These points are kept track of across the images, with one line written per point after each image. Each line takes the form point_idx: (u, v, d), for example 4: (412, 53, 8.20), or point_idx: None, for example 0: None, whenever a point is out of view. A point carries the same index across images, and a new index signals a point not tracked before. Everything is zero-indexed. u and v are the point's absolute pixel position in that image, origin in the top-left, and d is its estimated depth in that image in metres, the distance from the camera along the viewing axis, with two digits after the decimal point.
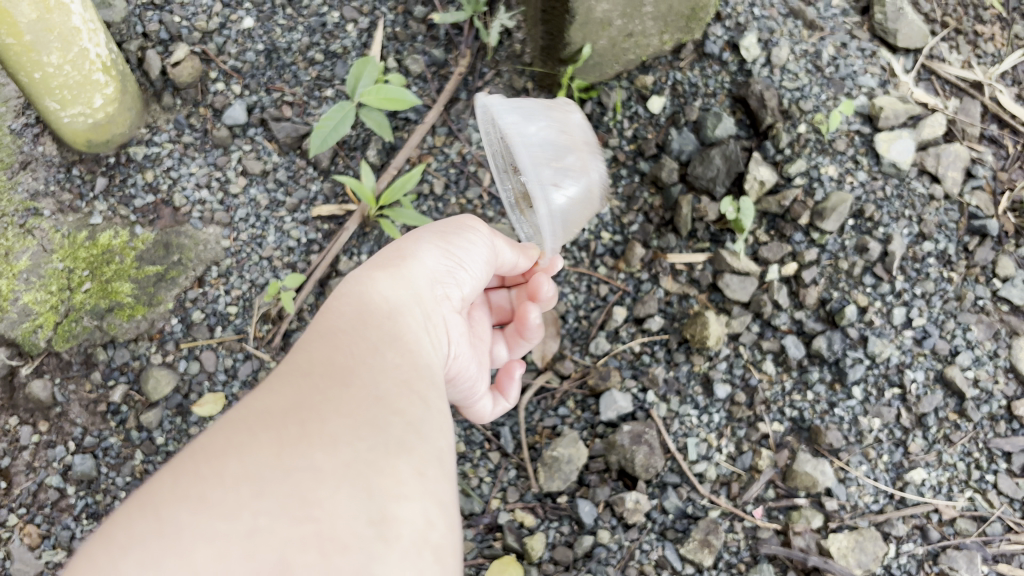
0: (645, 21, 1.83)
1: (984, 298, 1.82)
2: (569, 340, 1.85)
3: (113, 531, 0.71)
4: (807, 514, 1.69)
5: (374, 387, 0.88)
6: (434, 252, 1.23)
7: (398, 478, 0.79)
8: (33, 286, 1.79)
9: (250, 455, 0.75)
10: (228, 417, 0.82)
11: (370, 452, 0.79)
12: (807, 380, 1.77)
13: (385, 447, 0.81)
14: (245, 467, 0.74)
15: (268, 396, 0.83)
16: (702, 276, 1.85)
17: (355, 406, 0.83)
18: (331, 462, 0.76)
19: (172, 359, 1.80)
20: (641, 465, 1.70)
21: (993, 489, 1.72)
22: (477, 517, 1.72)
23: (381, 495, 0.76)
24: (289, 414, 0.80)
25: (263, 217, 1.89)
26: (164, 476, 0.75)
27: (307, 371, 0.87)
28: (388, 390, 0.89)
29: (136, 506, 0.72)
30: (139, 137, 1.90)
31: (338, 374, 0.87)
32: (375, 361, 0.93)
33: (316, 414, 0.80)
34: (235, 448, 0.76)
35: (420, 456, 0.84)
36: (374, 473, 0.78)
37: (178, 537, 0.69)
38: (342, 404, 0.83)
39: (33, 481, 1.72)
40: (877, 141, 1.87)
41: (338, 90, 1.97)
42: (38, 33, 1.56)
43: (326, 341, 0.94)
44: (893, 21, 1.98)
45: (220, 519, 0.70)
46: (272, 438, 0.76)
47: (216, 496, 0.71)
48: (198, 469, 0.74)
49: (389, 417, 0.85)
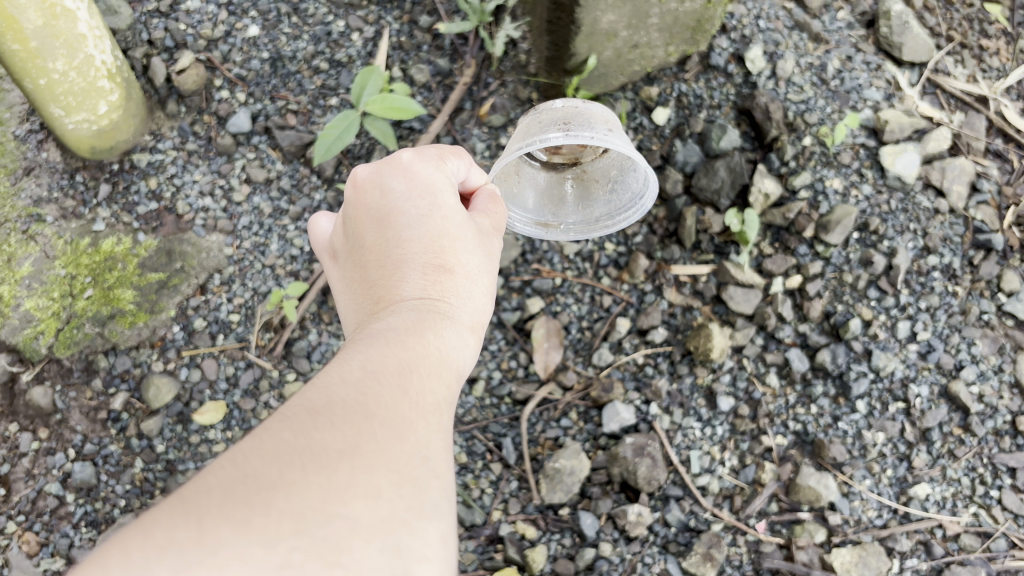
0: (650, 32, 1.83)
1: (989, 313, 1.81)
2: (573, 351, 1.84)
3: (151, 527, 0.67)
4: (811, 528, 1.68)
5: (424, 444, 0.88)
6: (491, 302, 1.21)
7: (427, 542, 0.79)
8: (34, 293, 1.78)
9: (299, 488, 0.73)
10: (276, 434, 0.80)
11: (407, 511, 0.79)
12: (811, 394, 1.77)
13: (421, 507, 0.81)
14: (294, 502, 0.72)
15: (326, 422, 0.82)
16: (706, 288, 1.84)
17: (404, 461, 0.83)
18: (372, 514, 0.76)
19: (173, 367, 1.79)
20: (644, 477, 1.69)
21: (997, 505, 1.71)
22: (478, 529, 1.71)
23: (410, 556, 0.77)
24: (343, 453, 0.79)
25: (266, 225, 1.89)
26: (208, 485, 0.72)
27: (366, 409, 0.86)
28: (433, 449, 0.89)
29: (177, 506, 0.69)
30: (142, 144, 1.90)
31: (393, 422, 0.87)
32: (430, 416, 0.93)
33: (367, 461, 0.80)
34: (285, 478, 0.74)
35: (446, 522, 0.84)
36: (406, 531, 0.78)
37: (216, 553, 0.66)
38: (394, 457, 0.83)
39: (32, 488, 1.72)
40: (882, 154, 1.86)
41: (342, 99, 1.97)
42: (45, 39, 1.55)
43: (389, 377, 0.93)
44: (898, 34, 1.98)
45: (259, 545, 0.68)
46: (326, 477, 0.75)
47: (259, 520, 0.69)
48: (245, 490, 0.72)
49: (430, 477, 0.85)
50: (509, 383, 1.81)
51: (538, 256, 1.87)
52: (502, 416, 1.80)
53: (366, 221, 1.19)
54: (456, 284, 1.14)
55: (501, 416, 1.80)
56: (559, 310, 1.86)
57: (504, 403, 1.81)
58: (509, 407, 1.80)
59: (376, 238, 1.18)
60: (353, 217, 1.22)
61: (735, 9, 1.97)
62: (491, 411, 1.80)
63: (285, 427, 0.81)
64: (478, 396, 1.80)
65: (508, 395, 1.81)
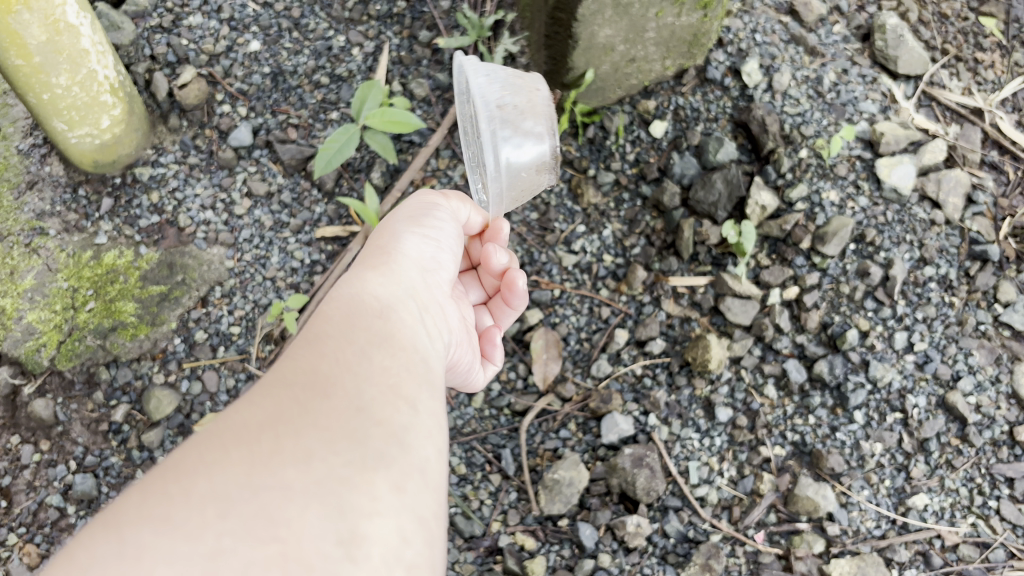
0: (647, 46, 1.85)
1: (985, 323, 1.82)
2: (571, 362, 1.85)
3: (75, 553, 0.66)
4: (809, 539, 1.69)
5: (357, 395, 0.85)
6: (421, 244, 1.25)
7: (375, 496, 0.75)
8: (36, 305, 1.80)
9: (218, 468, 0.71)
10: (203, 428, 0.78)
11: (346, 468, 0.76)
12: (808, 404, 1.77)
13: (362, 461, 0.77)
14: (213, 484, 0.70)
15: (250, 402, 0.80)
16: (704, 299, 1.85)
17: (336, 417, 0.80)
18: (304, 477, 0.72)
19: (174, 379, 1.80)
20: (642, 488, 1.70)
21: (995, 515, 1.72)
22: (477, 540, 1.71)
23: (354, 513, 0.73)
24: (264, 423, 0.77)
25: (267, 238, 1.90)
26: (131, 493, 0.70)
27: (288, 378, 0.84)
28: (372, 398, 0.86)
29: (99, 524, 0.68)
30: (144, 158, 1.91)
31: (320, 382, 0.84)
32: (364, 368, 0.89)
33: (292, 426, 0.77)
34: (205, 465, 0.72)
35: (397, 469, 0.80)
36: (347, 489, 0.74)
37: (140, 557, 0.64)
38: (325, 416, 0.80)
39: (33, 500, 1.72)
40: (877, 166, 1.88)
41: (343, 113, 1.98)
42: (48, 54, 1.57)
43: (311, 343, 0.92)
44: (893, 48, 2.00)
45: (182, 539, 0.65)
46: (247, 452, 0.73)
47: (180, 515, 0.67)
48: (164, 485, 0.70)
49: (370, 427, 0.82)
50: (508, 395, 1.82)
51: (536, 267, 1.89)
52: (500, 427, 1.81)
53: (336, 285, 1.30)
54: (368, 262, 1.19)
55: (500, 427, 1.81)
56: (557, 321, 1.87)
57: (503, 415, 1.82)
58: (508, 419, 1.81)
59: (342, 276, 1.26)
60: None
61: (732, 23, 1.99)
62: (490, 423, 1.81)
63: (212, 421, 0.80)
64: (477, 407, 1.81)
65: (507, 407, 1.82)
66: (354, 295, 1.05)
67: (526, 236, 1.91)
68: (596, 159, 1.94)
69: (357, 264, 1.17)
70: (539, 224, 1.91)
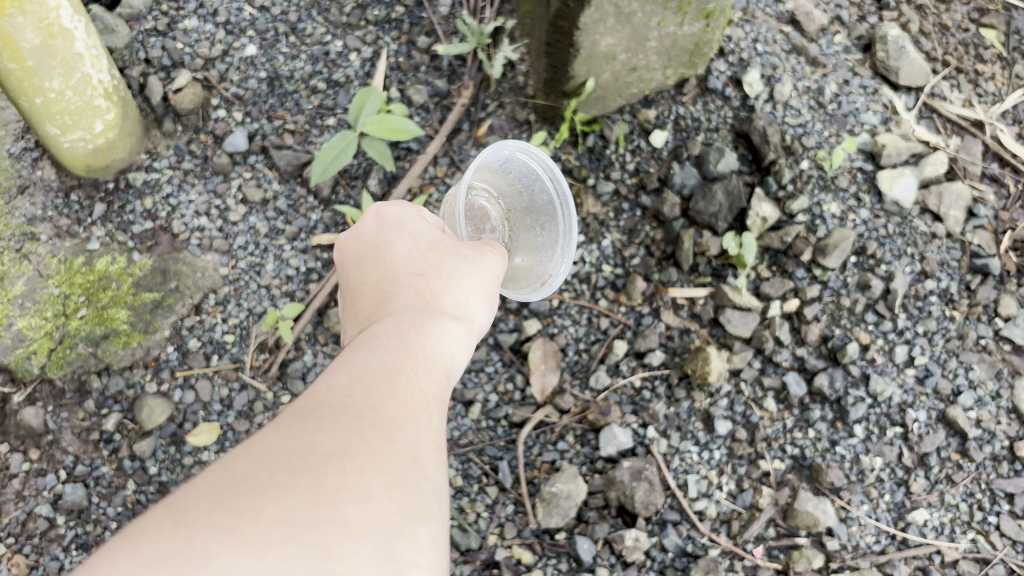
0: (649, 55, 1.83)
1: (986, 337, 1.81)
2: (570, 373, 1.84)
3: (140, 541, 0.64)
4: (809, 554, 1.68)
5: (414, 445, 0.83)
6: (487, 304, 1.16)
7: (419, 547, 0.74)
8: (27, 312, 1.76)
9: (288, 492, 0.69)
10: (266, 437, 0.75)
11: (398, 515, 0.75)
12: (808, 418, 1.76)
13: (414, 512, 0.76)
14: (282, 507, 0.68)
15: (316, 425, 0.77)
16: (704, 311, 1.84)
17: (397, 461, 0.79)
18: (363, 518, 0.71)
19: (167, 388, 1.78)
20: (641, 502, 1.68)
21: (995, 531, 1.71)
22: (474, 553, 1.69)
23: (401, 563, 0.72)
24: (333, 456, 0.74)
25: (262, 245, 1.88)
26: (199, 492, 0.68)
27: (353, 411, 0.81)
28: (425, 452, 0.84)
29: (165, 516, 0.66)
30: (138, 163, 1.89)
31: (384, 426, 0.82)
32: (420, 417, 0.87)
33: (359, 465, 0.75)
34: (273, 484, 0.69)
35: (438, 526, 0.79)
36: (399, 536, 0.73)
37: (204, 568, 0.62)
38: (386, 461, 0.78)
39: (22, 510, 1.69)
40: (879, 178, 1.87)
41: (340, 118, 1.96)
42: (41, 58, 1.55)
43: (379, 379, 0.88)
44: (895, 59, 1.99)
45: (248, 555, 0.64)
46: (317, 481, 0.71)
47: (248, 529, 0.65)
48: (234, 496, 0.67)
49: (422, 479, 0.80)
50: (505, 406, 1.81)
51: None
52: (498, 438, 1.79)
53: (356, 251, 1.20)
54: (440, 285, 1.10)
55: (497, 438, 1.79)
56: (556, 331, 1.86)
57: (500, 426, 1.80)
58: (505, 430, 1.80)
59: (369, 261, 1.17)
60: (345, 246, 1.23)
61: (733, 32, 1.98)
62: (487, 434, 1.79)
63: (272, 432, 0.77)
64: (474, 418, 1.80)
65: (504, 418, 1.80)
66: (421, 332, 0.99)
67: None
68: (596, 168, 1.93)
69: (421, 290, 1.08)
70: None
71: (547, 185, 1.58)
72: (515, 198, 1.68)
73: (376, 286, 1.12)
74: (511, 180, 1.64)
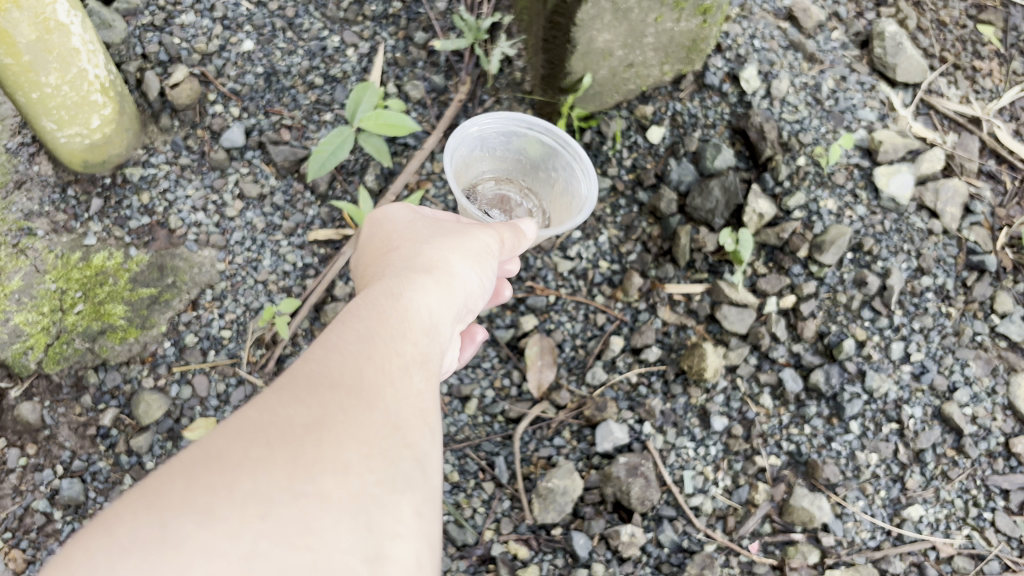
0: (646, 51, 1.83)
1: (982, 334, 1.82)
2: (566, 369, 1.84)
3: (115, 524, 0.65)
4: (804, 549, 1.68)
5: (394, 411, 0.84)
6: (478, 266, 1.16)
7: (398, 516, 0.76)
8: (23, 307, 1.76)
9: (263, 467, 0.71)
10: (242, 413, 0.77)
11: (377, 484, 0.76)
12: (804, 414, 1.77)
13: (392, 481, 0.78)
14: (256, 483, 0.69)
15: (290, 397, 0.79)
16: (701, 307, 1.84)
17: (373, 431, 0.80)
18: (341, 489, 0.73)
19: (164, 383, 1.78)
20: (637, 498, 1.68)
21: (990, 527, 1.71)
22: (470, 549, 1.69)
23: (380, 532, 0.73)
24: (308, 427, 0.75)
25: (259, 240, 1.88)
26: (173, 473, 0.69)
27: (330, 380, 0.82)
28: (404, 417, 0.85)
29: (139, 497, 0.67)
30: (135, 158, 1.89)
31: (361, 393, 0.83)
32: (399, 381, 0.88)
33: (335, 434, 0.76)
34: (248, 460, 0.71)
35: (421, 493, 0.80)
36: (376, 506, 0.75)
37: (180, 547, 0.65)
38: (360, 428, 0.79)
39: (19, 505, 1.69)
40: (876, 175, 1.87)
41: (337, 114, 1.96)
42: (38, 53, 1.54)
43: (356, 349, 0.89)
44: (893, 55, 1.99)
45: (224, 532, 0.66)
46: (291, 455, 0.72)
47: (222, 508, 0.67)
48: (209, 473, 0.69)
49: (401, 447, 0.81)
50: (501, 402, 1.81)
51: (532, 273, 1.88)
52: (494, 434, 1.79)
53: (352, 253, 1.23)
54: (419, 250, 1.11)
55: (494, 434, 1.79)
56: (552, 327, 1.86)
57: (496, 422, 1.80)
58: (502, 426, 1.80)
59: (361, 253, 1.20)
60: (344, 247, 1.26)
61: (731, 28, 1.98)
62: (484, 430, 1.79)
63: (249, 407, 0.78)
64: (470, 414, 1.80)
65: (501, 414, 1.81)
66: (400, 301, 1.00)
67: None
68: (593, 164, 1.93)
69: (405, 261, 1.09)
70: None
71: (538, 136, 1.62)
72: (520, 167, 1.74)
73: (367, 269, 1.15)
74: (500, 157, 1.71)
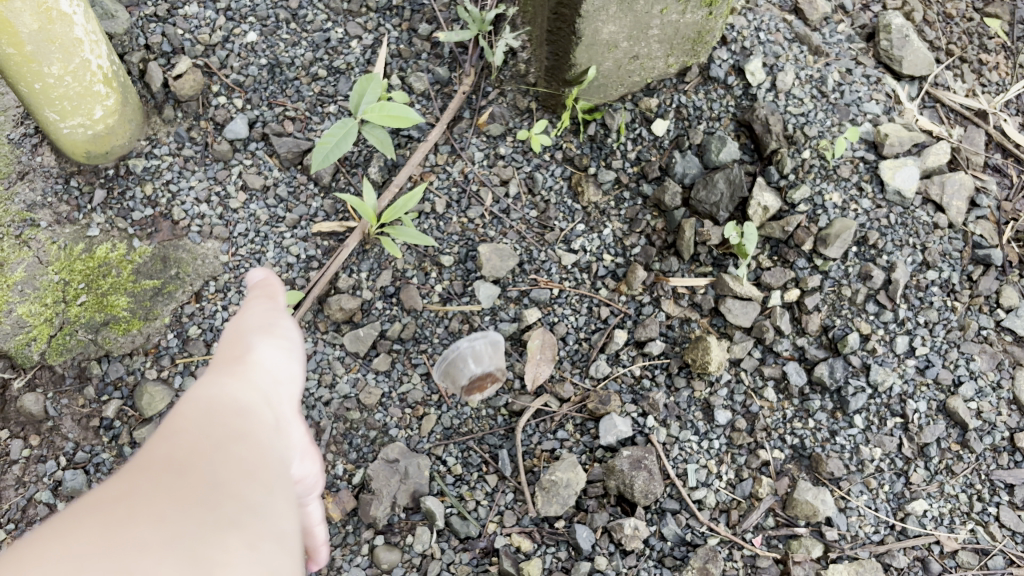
0: (651, 43, 1.83)
1: (987, 328, 1.82)
2: (569, 362, 1.83)
3: None
4: (808, 543, 1.68)
5: (255, 438, 0.67)
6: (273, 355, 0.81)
7: (261, 519, 0.59)
8: (27, 298, 1.77)
9: (62, 518, 0.54)
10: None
11: (232, 489, 0.59)
12: (808, 408, 1.76)
13: (221, 513, 0.57)
14: (64, 520, 0.54)
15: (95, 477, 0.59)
16: (704, 300, 1.83)
17: (196, 476, 0.59)
18: (172, 510, 0.55)
19: (167, 374, 1.76)
20: (640, 491, 1.68)
21: (995, 521, 1.71)
22: (473, 541, 1.69)
23: (230, 536, 0.55)
24: (139, 460, 0.60)
25: (263, 232, 1.87)
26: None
27: (100, 494, 0.56)
28: (206, 498, 0.57)
29: None
30: (138, 150, 1.89)
31: (201, 426, 0.64)
32: (232, 440, 0.65)
33: (168, 457, 0.60)
34: (51, 518, 0.54)
35: (275, 525, 0.59)
36: (230, 503, 0.58)
37: None
38: (205, 448, 0.62)
39: (22, 496, 1.69)
40: (881, 168, 1.86)
41: (340, 106, 1.95)
42: (40, 43, 1.54)
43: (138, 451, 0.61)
44: (898, 48, 2.00)
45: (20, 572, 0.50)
46: (108, 490, 0.57)
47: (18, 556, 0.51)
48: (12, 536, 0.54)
49: (229, 503, 0.58)
50: (505, 395, 1.80)
51: (536, 266, 1.88)
52: (497, 427, 1.79)
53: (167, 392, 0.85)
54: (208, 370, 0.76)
55: (497, 427, 1.79)
56: (556, 321, 1.85)
57: (499, 415, 1.79)
58: (505, 419, 1.79)
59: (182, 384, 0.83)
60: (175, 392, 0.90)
61: (736, 21, 1.97)
62: (487, 423, 1.79)
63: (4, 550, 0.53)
64: (473, 407, 1.79)
65: (504, 407, 1.79)
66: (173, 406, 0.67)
67: (525, 234, 1.90)
68: (597, 157, 1.93)
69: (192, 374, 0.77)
70: (538, 221, 1.91)
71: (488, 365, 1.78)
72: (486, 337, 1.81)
73: None
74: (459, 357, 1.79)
